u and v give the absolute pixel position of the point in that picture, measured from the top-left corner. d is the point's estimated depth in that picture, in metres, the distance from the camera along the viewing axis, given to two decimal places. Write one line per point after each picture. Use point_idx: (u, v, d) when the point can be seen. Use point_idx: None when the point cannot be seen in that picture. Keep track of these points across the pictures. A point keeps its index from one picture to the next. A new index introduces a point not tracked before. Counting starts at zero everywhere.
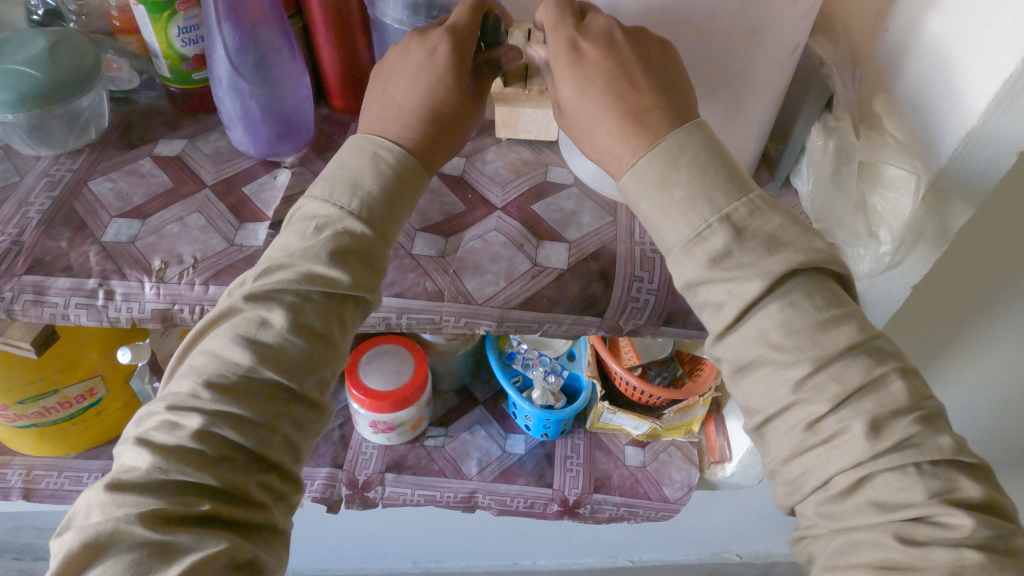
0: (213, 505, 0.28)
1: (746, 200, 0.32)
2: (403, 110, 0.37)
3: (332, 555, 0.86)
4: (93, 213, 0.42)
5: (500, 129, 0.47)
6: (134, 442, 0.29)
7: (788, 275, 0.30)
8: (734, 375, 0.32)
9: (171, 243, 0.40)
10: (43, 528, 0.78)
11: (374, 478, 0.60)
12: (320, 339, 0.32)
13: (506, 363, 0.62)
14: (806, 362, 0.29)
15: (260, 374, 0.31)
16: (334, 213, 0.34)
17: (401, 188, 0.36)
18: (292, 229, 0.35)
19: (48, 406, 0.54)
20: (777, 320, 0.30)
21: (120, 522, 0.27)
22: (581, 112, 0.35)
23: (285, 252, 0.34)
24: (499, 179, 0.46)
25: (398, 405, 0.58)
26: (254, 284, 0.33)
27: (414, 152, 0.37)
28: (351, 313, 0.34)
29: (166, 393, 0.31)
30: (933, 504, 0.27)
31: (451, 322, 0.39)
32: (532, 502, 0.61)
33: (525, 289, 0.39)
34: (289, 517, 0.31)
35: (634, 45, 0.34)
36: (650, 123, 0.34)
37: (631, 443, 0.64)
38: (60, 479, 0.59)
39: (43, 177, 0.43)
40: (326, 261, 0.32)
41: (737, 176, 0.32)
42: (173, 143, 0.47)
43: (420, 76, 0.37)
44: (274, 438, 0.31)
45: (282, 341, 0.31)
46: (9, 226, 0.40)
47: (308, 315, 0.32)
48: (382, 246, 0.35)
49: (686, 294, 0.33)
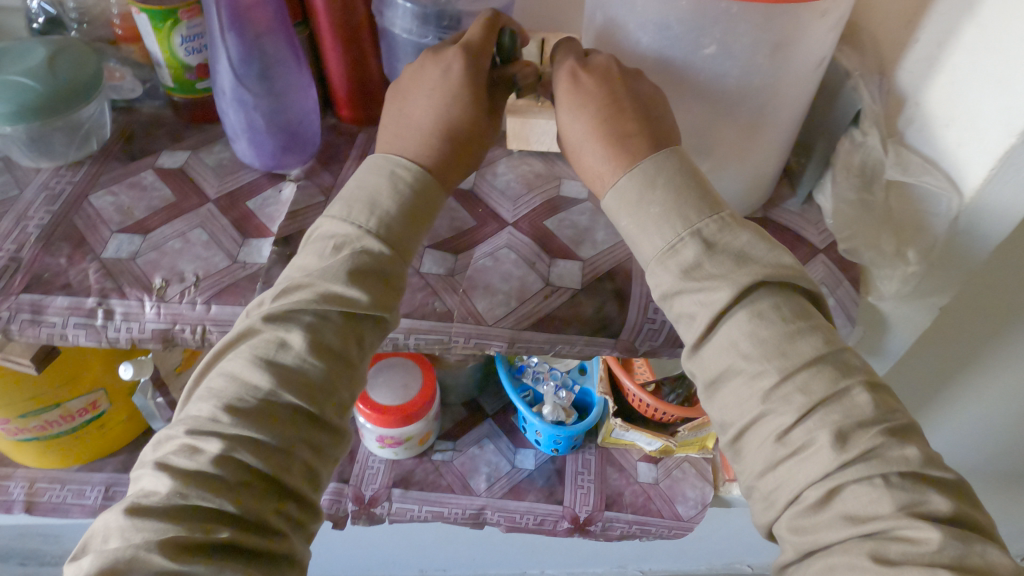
0: (234, 533, 0.26)
1: (716, 216, 0.31)
2: (420, 130, 0.35)
3: (339, 564, 0.85)
4: (94, 228, 0.41)
5: (511, 141, 0.46)
6: (151, 467, 0.27)
7: (753, 286, 0.29)
8: (706, 391, 0.30)
9: (172, 260, 0.39)
10: (47, 536, 0.78)
11: (380, 494, 0.59)
12: (340, 361, 0.30)
13: (515, 378, 0.60)
14: (771, 370, 0.28)
15: (280, 398, 0.29)
16: (351, 231, 0.32)
17: (419, 209, 0.34)
18: (309, 249, 0.33)
19: (49, 420, 0.53)
20: (746, 330, 0.28)
21: (139, 548, 0.25)
22: (572, 137, 0.35)
23: (303, 272, 0.32)
24: (510, 192, 0.44)
25: (406, 421, 0.57)
26: (272, 304, 0.31)
27: (432, 170, 0.35)
28: (369, 334, 0.32)
29: (183, 417, 0.29)
30: (900, 517, 0.25)
31: (461, 343, 0.38)
32: (542, 519, 0.59)
33: (537, 309, 0.38)
34: (309, 547, 0.29)
35: (627, 76, 0.34)
36: (632, 146, 0.33)
37: (643, 459, 0.63)
38: (63, 492, 0.58)
39: (43, 190, 0.42)
40: (343, 281, 0.31)
41: (707, 194, 0.32)
42: (175, 155, 0.46)
43: (436, 96, 0.35)
44: (294, 465, 0.28)
45: (302, 363, 0.29)
46: (7, 242, 0.39)
47: (328, 335, 0.30)
48: (401, 265, 0.33)
49: (663, 306, 0.31)
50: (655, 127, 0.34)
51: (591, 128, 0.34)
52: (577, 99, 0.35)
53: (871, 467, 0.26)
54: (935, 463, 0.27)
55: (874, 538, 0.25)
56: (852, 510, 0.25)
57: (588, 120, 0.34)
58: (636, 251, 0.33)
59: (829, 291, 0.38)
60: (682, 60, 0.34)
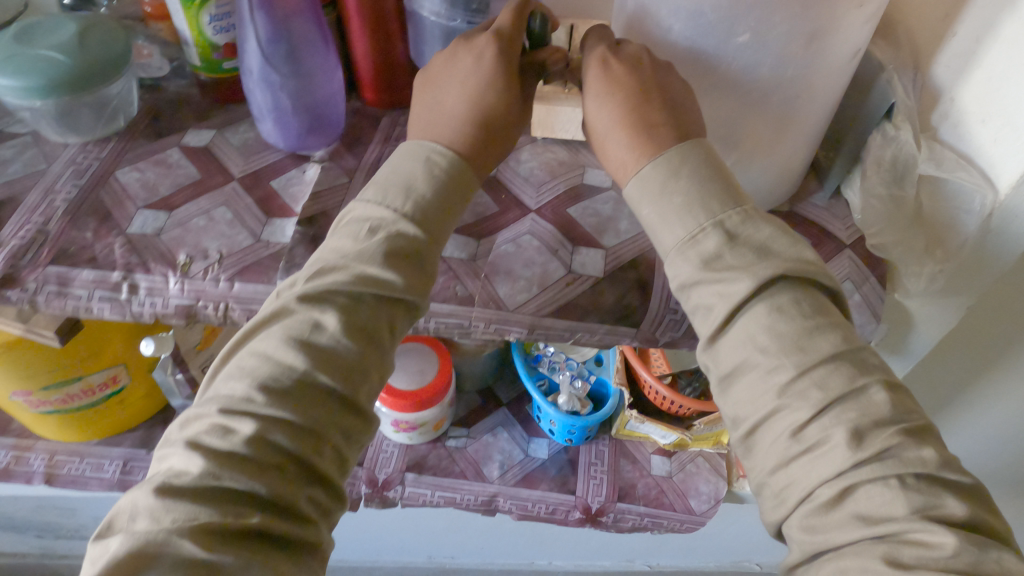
0: (266, 517, 0.26)
1: (739, 209, 0.31)
2: (453, 116, 0.35)
3: (348, 548, 0.85)
4: (120, 203, 0.41)
5: (535, 128, 0.45)
6: (182, 446, 0.27)
7: (773, 280, 0.29)
8: (722, 384, 0.30)
9: (196, 237, 0.39)
10: (65, 509, 0.79)
11: (394, 478, 0.60)
12: (372, 346, 0.30)
13: (530, 367, 0.61)
14: (789, 365, 0.27)
15: (315, 380, 0.29)
16: (387, 214, 0.33)
17: (452, 197, 0.34)
18: (342, 231, 0.33)
19: (71, 394, 0.54)
20: (764, 324, 0.28)
21: (172, 531, 0.24)
22: (597, 125, 0.35)
23: (336, 254, 0.32)
24: (533, 180, 0.44)
25: (421, 406, 0.57)
26: (307, 285, 0.31)
27: (464, 157, 0.35)
28: (401, 320, 0.32)
29: (213, 395, 0.29)
30: (914, 520, 0.24)
31: (481, 328, 0.38)
32: (554, 508, 0.59)
33: (558, 296, 0.38)
34: (332, 536, 0.29)
35: (659, 66, 0.34)
36: (656, 136, 0.33)
37: (657, 452, 0.63)
38: (82, 465, 0.59)
39: (70, 165, 0.43)
40: (380, 263, 0.31)
41: (731, 187, 0.31)
42: (201, 133, 0.46)
43: (468, 86, 0.36)
44: (325, 449, 0.28)
45: (336, 345, 0.29)
46: (34, 215, 0.40)
47: (362, 319, 0.30)
48: (434, 252, 0.33)
49: (680, 298, 0.31)
50: (681, 119, 0.33)
51: (618, 120, 0.34)
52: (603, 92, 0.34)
53: (884, 465, 0.25)
54: (952, 465, 0.26)
55: (886, 541, 0.24)
56: (863, 510, 0.25)
57: (615, 112, 0.34)
58: (656, 242, 0.32)
59: (855, 287, 0.38)
60: (714, 49, 0.34)
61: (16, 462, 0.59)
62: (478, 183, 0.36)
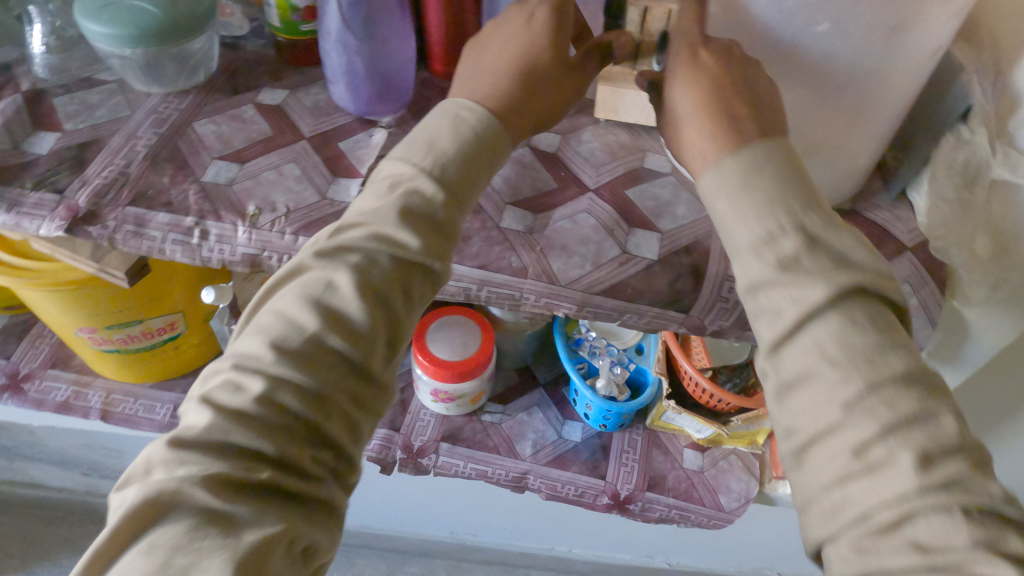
0: (274, 474, 0.26)
1: (821, 213, 0.30)
2: (495, 71, 0.36)
3: (375, 515, 0.88)
4: (196, 152, 0.43)
5: (599, 110, 0.46)
6: (198, 400, 0.28)
7: (848, 290, 0.28)
8: (778, 394, 0.28)
9: (266, 190, 0.41)
10: (113, 449, 0.83)
11: (429, 446, 0.61)
12: (386, 306, 0.30)
13: (571, 349, 0.61)
14: (858, 379, 0.26)
15: (327, 338, 0.29)
16: (408, 170, 0.33)
17: (482, 154, 0.35)
18: (367, 191, 0.34)
19: (132, 335, 0.56)
20: (834, 333, 0.27)
21: (182, 484, 0.25)
22: (679, 111, 0.35)
23: (358, 213, 0.33)
24: (593, 160, 0.44)
25: (462, 377, 0.58)
26: (326, 243, 0.31)
27: (500, 114, 0.36)
28: (419, 281, 0.32)
29: (233, 350, 0.30)
30: (979, 559, 0.23)
31: (531, 301, 0.39)
32: (583, 491, 0.60)
33: (611, 275, 0.38)
34: (344, 496, 0.29)
35: (744, 59, 0.34)
36: (740, 128, 0.33)
37: (690, 446, 0.63)
38: (135, 405, 0.62)
39: (152, 114, 0.45)
40: (394, 222, 0.31)
41: (807, 189, 0.31)
42: (275, 92, 0.47)
43: (514, 42, 0.37)
44: (336, 407, 0.28)
45: (348, 303, 0.30)
46: (117, 158, 0.42)
47: (377, 278, 0.31)
48: (455, 213, 0.33)
49: (747, 299, 0.30)
50: (762, 112, 0.33)
51: (711, 120, 0.34)
52: (699, 94, 0.34)
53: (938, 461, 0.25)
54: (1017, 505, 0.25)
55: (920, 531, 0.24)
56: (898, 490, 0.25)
57: (712, 112, 0.34)
58: (727, 242, 0.32)
59: (913, 291, 0.38)
60: (792, 35, 0.34)
61: (76, 397, 0.62)
62: (511, 144, 0.37)
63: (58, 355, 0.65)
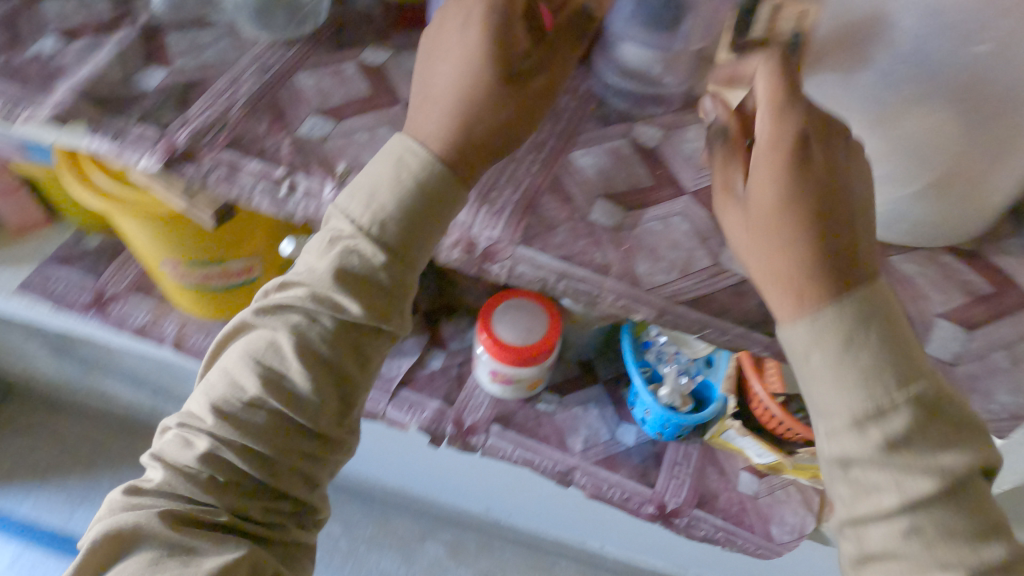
0: (226, 517, 0.37)
1: (932, 383, 0.30)
2: (435, 104, 0.37)
3: (416, 480, 0.89)
4: (294, 104, 0.43)
5: (708, 107, 0.42)
6: (157, 452, 0.38)
7: (957, 479, 0.30)
8: (860, 562, 0.31)
9: (357, 150, 0.41)
10: (181, 376, 0.87)
11: (479, 425, 0.61)
12: (325, 366, 0.37)
13: (638, 352, 0.59)
14: (958, 568, 0.29)
15: (264, 403, 0.37)
16: (350, 229, 0.35)
17: (425, 203, 0.35)
18: (313, 246, 0.37)
19: (211, 274, 0.58)
20: (937, 523, 0.29)
21: (137, 522, 0.36)
22: (767, 211, 0.31)
23: (302, 269, 0.37)
24: (695, 161, 0.41)
25: (523, 364, 0.57)
26: (267, 305, 0.38)
27: (441, 158, 0.35)
28: (367, 342, 0.38)
29: (187, 405, 0.39)
30: None
31: (609, 300, 0.37)
32: (628, 497, 0.58)
33: (699, 286, 0.36)
34: (296, 521, 0.40)
35: (829, 153, 0.31)
36: (829, 263, 0.30)
37: (748, 470, 0.60)
38: (206, 340, 0.64)
39: (257, 60, 0.45)
40: (334, 287, 0.35)
41: (911, 354, 0.30)
42: (378, 53, 0.47)
43: (457, 64, 0.37)
44: (275, 461, 0.38)
45: (281, 373, 0.37)
46: (218, 101, 0.42)
47: (313, 343, 0.37)
48: (399, 270, 0.36)
49: (835, 466, 0.31)
50: (840, 225, 0.31)
51: (776, 252, 0.31)
52: (761, 213, 0.32)
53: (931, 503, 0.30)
54: None
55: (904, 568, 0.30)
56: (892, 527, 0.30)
57: (775, 238, 0.31)
58: (818, 406, 0.31)
59: None
60: (949, 51, 0.31)
61: (153, 323, 0.65)
62: (466, 180, 0.36)
63: (143, 282, 0.68)
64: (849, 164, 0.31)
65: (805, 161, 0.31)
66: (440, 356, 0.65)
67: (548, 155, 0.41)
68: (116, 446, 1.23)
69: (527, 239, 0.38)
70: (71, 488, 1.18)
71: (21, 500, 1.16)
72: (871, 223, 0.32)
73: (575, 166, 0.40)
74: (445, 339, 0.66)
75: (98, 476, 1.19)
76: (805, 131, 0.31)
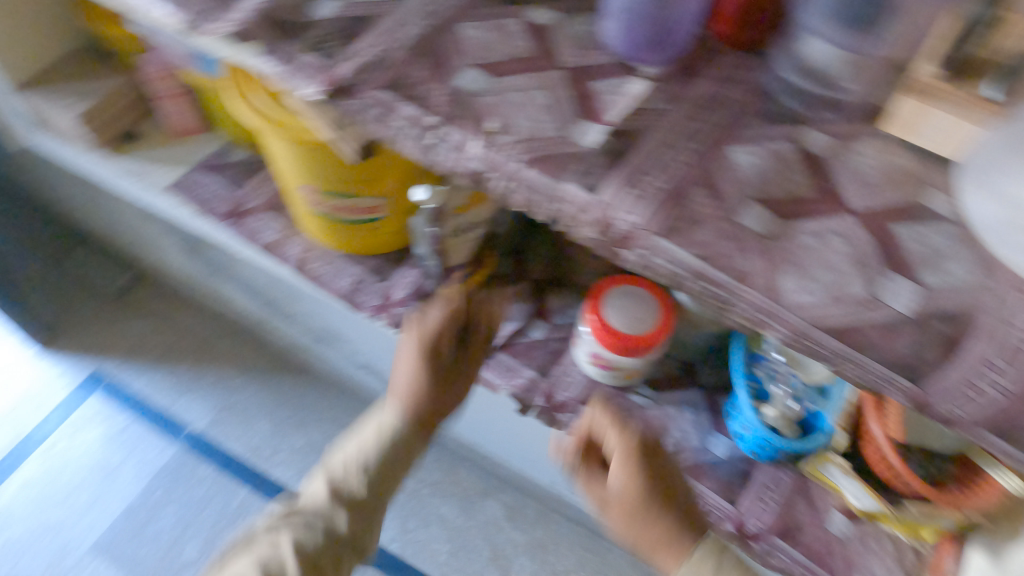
0: None
1: (744, 561, 0.49)
2: (400, 397, 0.56)
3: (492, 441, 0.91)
4: (455, 54, 0.42)
5: (891, 124, 0.38)
6: None
7: None
8: None
9: (509, 110, 0.40)
10: (294, 295, 0.92)
11: (570, 403, 0.60)
12: (332, 546, 0.53)
13: (748, 363, 0.57)
14: None
15: (303, 541, 0.52)
16: (343, 488, 0.55)
17: (422, 416, 0.57)
18: (310, 497, 0.55)
19: (342, 206, 0.60)
20: None
21: None
22: (621, 519, 0.51)
23: (306, 507, 0.55)
24: (865, 179, 0.38)
25: (626, 349, 0.56)
26: (284, 516, 0.55)
27: (432, 388, 0.56)
28: (361, 541, 0.56)
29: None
30: None
31: (743, 310, 0.35)
32: (707, 509, 0.56)
33: (846, 315, 0.33)
34: None
35: (646, 497, 0.50)
36: (656, 531, 0.50)
37: (840, 510, 0.55)
38: (326, 267, 0.67)
39: (425, 4, 0.45)
40: (339, 510, 0.54)
41: (728, 558, 0.49)
42: (546, 14, 0.45)
43: (408, 371, 0.56)
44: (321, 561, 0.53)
45: (303, 543, 0.52)
46: (384, 40, 0.43)
47: (314, 551, 0.52)
48: (379, 501, 0.56)
49: None
50: (675, 504, 0.51)
51: (638, 527, 0.50)
52: (619, 508, 0.52)
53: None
54: None
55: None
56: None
57: (628, 526, 0.51)
58: None
59: None
60: None
61: (281, 242, 0.68)
62: (451, 391, 0.58)
63: (277, 202, 0.72)
64: (658, 463, 0.52)
65: (645, 460, 0.51)
66: (541, 330, 0.65)
67: (705, 146, 0.38)
68: (225, 347, 1.33)
69: (669, 231, 0.36)
70: (182, 376, 1.30)
71: (140, 378, 1.29)
72: (683, 500, 0.51)
73: (732, 162, 0.38)
74: (548, 313, 0.66)
75: (207, 371, 1.30)
76: (638, 469, 0.51)
